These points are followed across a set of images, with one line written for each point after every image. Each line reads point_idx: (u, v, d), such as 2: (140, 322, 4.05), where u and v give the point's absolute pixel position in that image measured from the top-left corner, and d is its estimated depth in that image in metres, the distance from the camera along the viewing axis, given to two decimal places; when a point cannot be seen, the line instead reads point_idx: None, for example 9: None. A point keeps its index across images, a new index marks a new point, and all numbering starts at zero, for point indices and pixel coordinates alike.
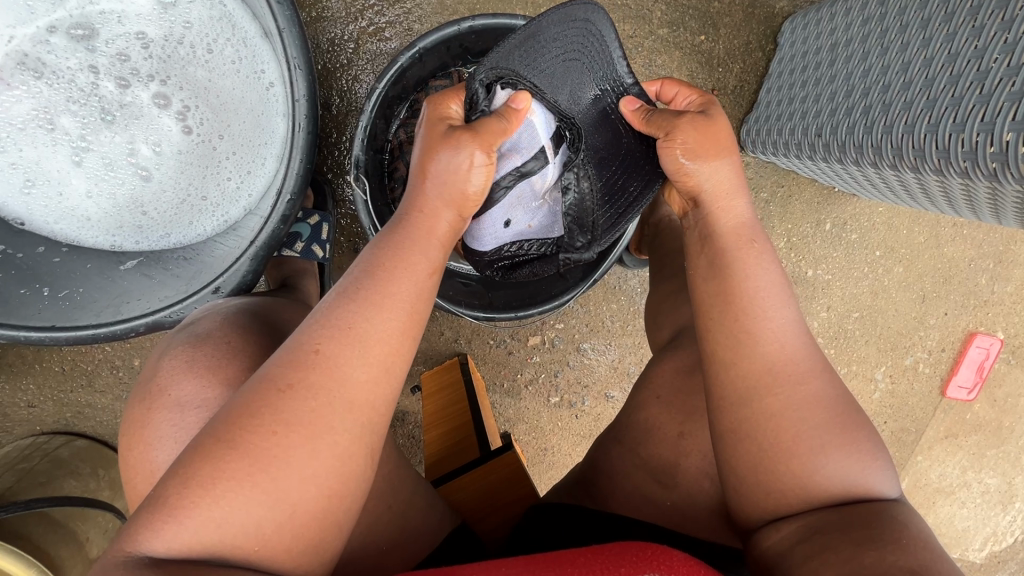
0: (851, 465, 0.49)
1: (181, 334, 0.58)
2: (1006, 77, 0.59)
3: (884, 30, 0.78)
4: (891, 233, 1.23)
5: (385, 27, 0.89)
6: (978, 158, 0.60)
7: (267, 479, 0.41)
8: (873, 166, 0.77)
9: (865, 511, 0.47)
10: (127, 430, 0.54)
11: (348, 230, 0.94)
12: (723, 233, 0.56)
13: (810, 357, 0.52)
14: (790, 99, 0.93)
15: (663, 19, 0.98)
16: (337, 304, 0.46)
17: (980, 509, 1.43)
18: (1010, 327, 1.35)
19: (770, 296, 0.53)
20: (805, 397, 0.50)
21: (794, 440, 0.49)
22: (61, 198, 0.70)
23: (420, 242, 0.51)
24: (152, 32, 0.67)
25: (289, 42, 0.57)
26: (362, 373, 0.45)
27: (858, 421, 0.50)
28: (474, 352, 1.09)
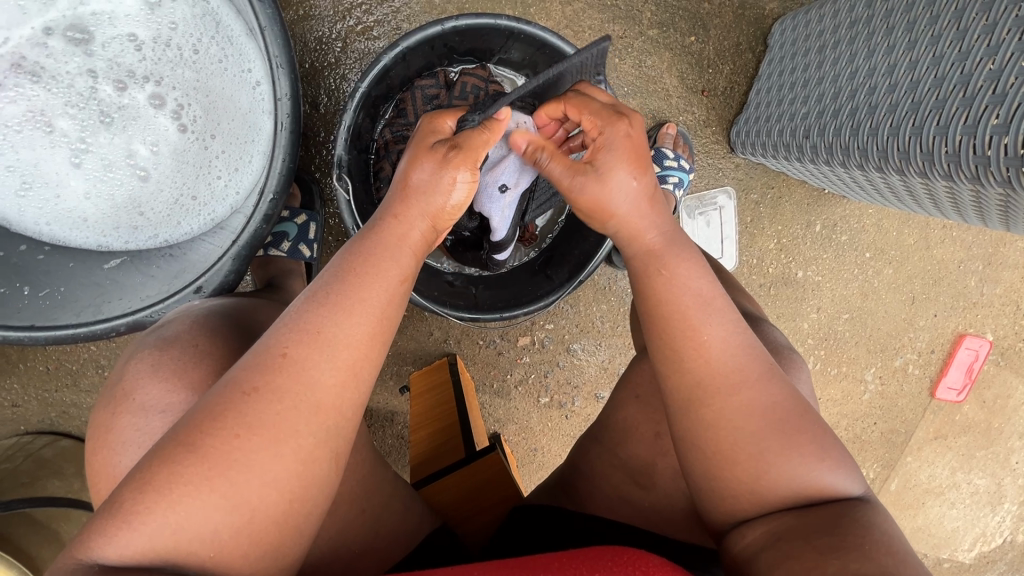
0: (798, 469, 0.48)
1: (149, 337, 0.58)
2: (988, 81, 0.59)
3: (871, 31, 0.78)
4: (881, 235, 1.24)
5: (373, 26, 0.89)
6: (962, 159, 0.61)
7: (223, 483, 0.40)
8: (859, 168, 0.78)
9: (834, 510, 0.47)
10: (93, 432, 0.54)
11: (336, 229, 0.94)
12: (636, 257, 0.55)
13: (744, 365, 0.50)
14: (780, 100, 0.94)
15: (654, 20, 0.98)
16: (304, 308, 0.46)
17: (969, 510, 1.44)
18: (999, 329, 1.35)
19: (703, 307, 0.52)
20: (739, 408, 0.49)
21: (741, 448, 0.48)
22: (57, 200, 0.67)
23: (391, 250, 0.50)
24: (143, 32, 0.64)
25: (271, 40, 0.57)
26: (329, 377, 0.44)
27: (801, 424, 0.49)
28: (463, 353, 1.09)
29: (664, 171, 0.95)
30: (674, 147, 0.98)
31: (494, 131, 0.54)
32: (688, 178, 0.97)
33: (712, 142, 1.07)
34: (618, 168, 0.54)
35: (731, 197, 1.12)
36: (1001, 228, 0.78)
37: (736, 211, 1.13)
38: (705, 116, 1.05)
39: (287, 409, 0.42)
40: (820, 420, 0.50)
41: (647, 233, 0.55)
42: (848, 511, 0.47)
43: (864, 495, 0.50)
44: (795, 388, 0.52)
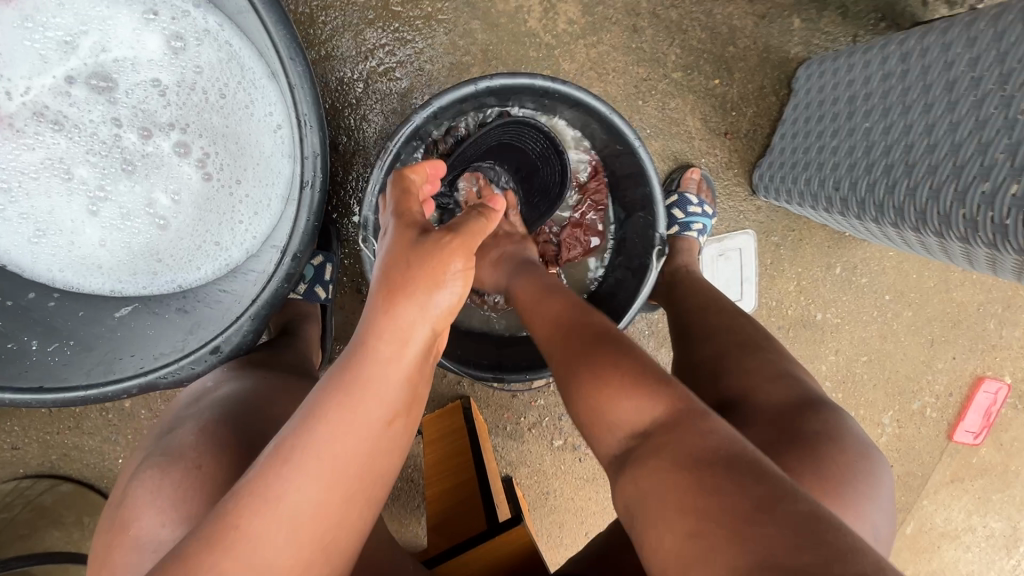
0: (622, 400, 0.51)
1: (157, 446, 0.56)
2: (1007, 153, 0.59)
3: (889, 90, 0.77)
4: (901, 277, 1.22)
5: (395, 67, 0.87)
6: (978, 227, 0.60)
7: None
8: (875, 222, 0.77)
9: (677, 431, 0.47)
10: (92, 561, 0.52)
11: (352, 270, 0.92)
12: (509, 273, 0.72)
13: (560, 324, 0.60)
14: (806, 147, 0.91)
15: (678, 63, 0.97)
16: (269, 466, 0.42)
17: (985, 554, 1.41)
18: (1018, 371, 1.33)
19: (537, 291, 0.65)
20: (563, 361, 0.57)
21: (574, 392, 0.54)
22: (71, 246, 0.68)
23: (375, 385, 0.46)
24: (166, 77, 0.66)
25: (300, 97, 0.55)
26: (285, 552, 0.41)
27: (622, 352, 0.54)
28: (477, 394, 1.06)
29: (687, 218, 0.95)
30: (698, 192, 0.97)
31: (475, 230, 0.55)
32: (711, 224, 0.97)
33: (734, 184, 1.06)
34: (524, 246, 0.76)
35: (751, 239, 1.10)
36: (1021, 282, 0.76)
37: (756, 252, 1.11)
38: (728, 158, 1.03)
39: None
40: (638, 354, 0.54)
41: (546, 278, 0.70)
42: (681, 431, 0.47)
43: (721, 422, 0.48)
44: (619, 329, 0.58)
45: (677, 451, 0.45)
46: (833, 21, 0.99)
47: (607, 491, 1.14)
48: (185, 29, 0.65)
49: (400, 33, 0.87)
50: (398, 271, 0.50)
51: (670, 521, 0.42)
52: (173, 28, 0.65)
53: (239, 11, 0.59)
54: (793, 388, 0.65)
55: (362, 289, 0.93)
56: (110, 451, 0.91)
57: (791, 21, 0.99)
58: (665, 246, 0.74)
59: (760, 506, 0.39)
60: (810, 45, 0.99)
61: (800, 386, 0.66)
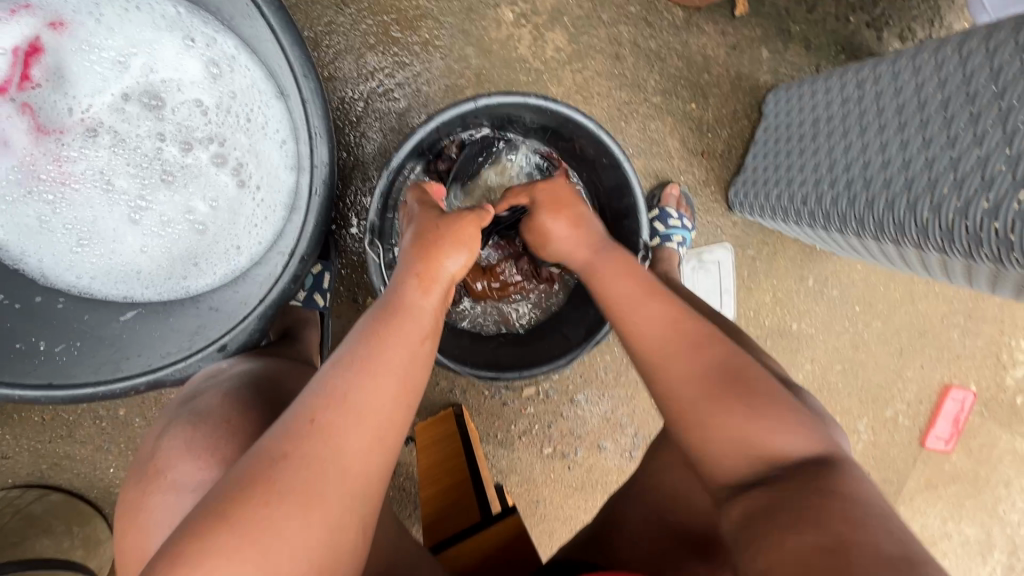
0: (749, 427, 0.54)
1: (183, 410, 0.60)
2: (947, 168, 0.66)
3: (846, 115, 0.86)
4: (869, 289, 1.29)
5: (394, 88, 0.93)
6: (927, 233, 0.67)
7: (254, 551, 0.40)
8: (841, 232, 0.84)
9: (804, 474, 0.51)
10: (121, 512, 0.54)
11: (349, 280, 0.96)
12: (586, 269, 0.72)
13: (679, 338, 0.62)
14: (777, 166, 0.99)
15: (657, 88, 1.04)
16: (331, 374, 0.49)
17: (961, 560, 1.45)
18: (982, 380, 1.40)
19: (645, 300, 0.65)
20: (682, 373, 0.59)
21: (694, 414, 0.57)
22: (114, 251, 0.73)
23: (412, 312, 0.55)
24: (208, 99, 0.71)
25: (313, 112, 0.60)
26: (354, 444, 0.47)
27: (750, 385, 0.57)
28: (468, 403, 1.09)
29: (668, 231, 1.00)
30: (677, 207, 1.04)
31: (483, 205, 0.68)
32: (690, 237, 1.03)
33: (711, 201, 1.12)
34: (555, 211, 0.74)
35: (730, 252, 1.16)
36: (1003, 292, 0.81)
37: (734, 265, 1.17)
38: (705, 176, 1.10)
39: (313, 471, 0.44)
40: (779, 391, 0.57)
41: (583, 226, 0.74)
42: (817, 471, 0.51)
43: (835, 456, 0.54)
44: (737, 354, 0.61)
45: (822, 492, 0.48)
46: (797, 52, 1.08)
47: (595, 500, 1.16)
48: (220, 55, 0.70)
49: (399, 58, 0.93)
50: (430, 231, 0.62)
51: (800, 535, 0.45)
52: (209, 53, 0.70)
53: (253, 31, 0.63)
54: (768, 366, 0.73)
55: (358, 299, 0.96)
56: (102, 460, 0.92)
57: (760, 51, 1.07)
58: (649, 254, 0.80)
59: (901, 554, 0.42)
60: (777, 73, 1.08)
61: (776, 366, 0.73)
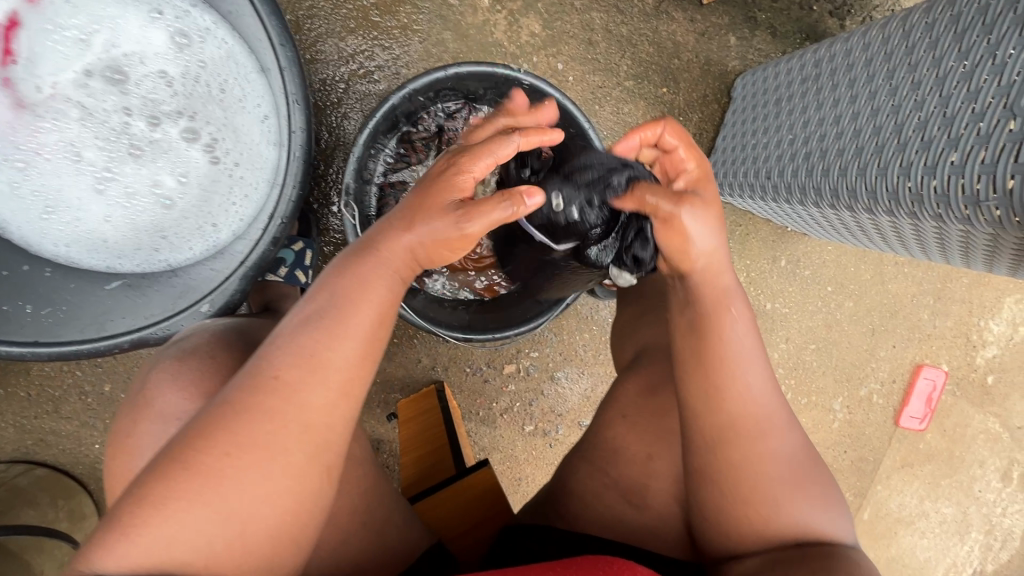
0: (804, 512, 0.58)
1: (169, 349, 0.63)
2: (893, 134, 0.71)
3: (805, 92, 0.91)
4: (840, 270, 1.33)
5: (374, 70, 0.97)
6: (877, 196, 0.72)
7: (215, 496, 0.46)
8: (802, 203, 0.87)
9: (829, 547, 0.57)
10: (113, 440, 0.58)
11: (331, 257, 0.98)
12: (706, 296, 0.60)
13: (767, 412, 0.59)
14: (744, 145, 1.03)
15: (630, 72, 1.08)
16: (298, 332, 0.51)
17: (939, 538, 1.48)
18: (953, 359, 1.44)
19: (750, 357, 0.59)
20: (763, 451, 0.59)
21: (766, 491, 0.58)
22: (78, 222, 0.73)
23: (385, 277, 0.55)
24: (173, 69, 0.73)
25: (289, 79, 0.63)
26: (318, 399, 0.50)
27: (810, 473, 0.60)
28: (449, 381, 1.12)
29: None
30: None
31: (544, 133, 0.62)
32: None
33: None
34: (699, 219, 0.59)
35: None
36: (974, 267, 0.83)
37: None
38: None
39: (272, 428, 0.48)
40: (822, 474, 0.61)
41: (693, 246, 0.59)
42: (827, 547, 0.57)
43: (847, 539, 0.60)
44: (803, 440, 0.62)
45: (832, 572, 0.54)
46: (764, 39, 1.13)
47: None
48: (191, 27, 0.72)
49: (378, 41, 0.96)
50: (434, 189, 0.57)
51: None
52: (178, 24, 0.72)
53: (238, 9, 0.68)
54: None
55: None
56: (87, 436, 0.93)
57: (728, 38, 1.12)
58: None
59: None
60: (745, 59, 1.12)
61: None
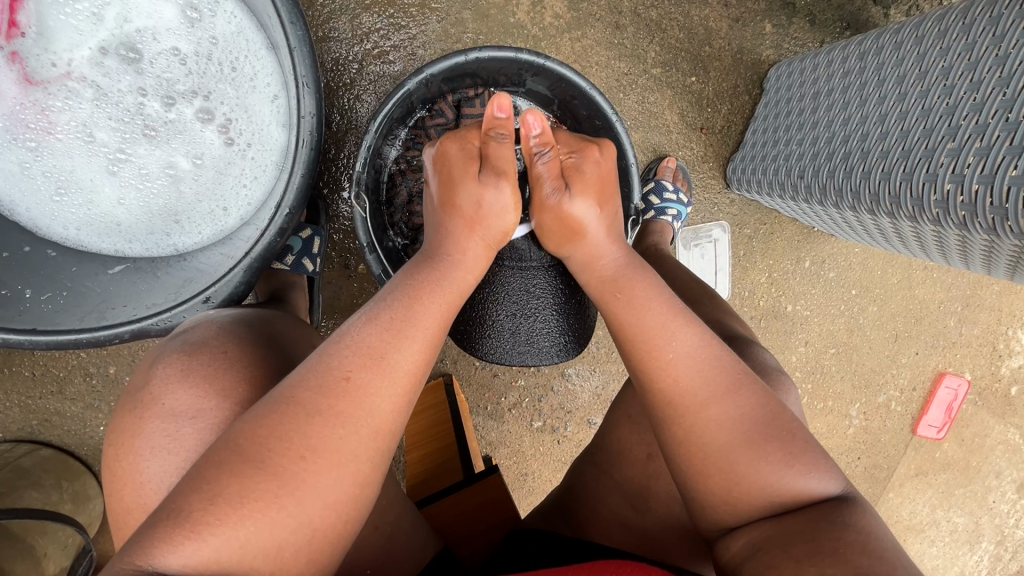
0: (770, 476, 0.52)
1: (175, 340, 0.60)
2: (946, 136, 0.65)
3: (848, 86, 0.85)
4: (866, 272, 1.28)
5: (390, 50, 0.92)
6: (924, 203, 0.66)
7: (293, 501, 0.43)
8: (836, 206, 0.83)
9: (814, 513, 0.50)
10: (115, 438, 0.55)
11: (340, 245, 0.95)
12: (592, 283, 0.67)
13: (710, 378, 0.54)
14: (775, 141, 0.97)
15: (657, 59, 1.03)
16: (366, 330, 0.50)
17: (947, 548, 1.45)
18: (977, 369, 1.38)
19: (666, 329, 0.57)
20: (707, 424, 0.53)
21: (719, 464, 0.53)
22: (89, 206, 0.73)
23: (452, 276, 0.60)
24: (185, 46, 0.70)
25: (298, 60, 0.59)
26: (385, 405, 0.48)
27: (773, 433, 0.53)
28: (459, 374, 1.09)
29: (663, 204, 0.99)
30: (673, 180, 1.02)
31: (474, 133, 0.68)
32: (686, 211, 1.01)
33: (708, 177, 1.12)
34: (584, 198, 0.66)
35: (726, 231, 1.16)
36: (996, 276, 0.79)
37: (730, 244, 1.17)
38: (703, 152, 1.09)
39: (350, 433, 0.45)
40: (794, 429, 0.54)
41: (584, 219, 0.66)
42: (822, 515, 0.50)
43: (845, 493, 0.53)
44: (765, 395, 0.55)
45: (807, 546, 0.47)
46: (801, 28, 1.06)
47: None
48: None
49: (395, 19, 0.92)
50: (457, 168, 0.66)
51: None
52: None
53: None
54: (719, 329, 0.75)
55: (349, 264, 0.96)
56: (92, 418, 0.92)
57: (763, 25, 1.05)
58: (640, 218, 0.82)
59: None
60: (780, 49, 1.06)
61: (728, 329, 0.75)
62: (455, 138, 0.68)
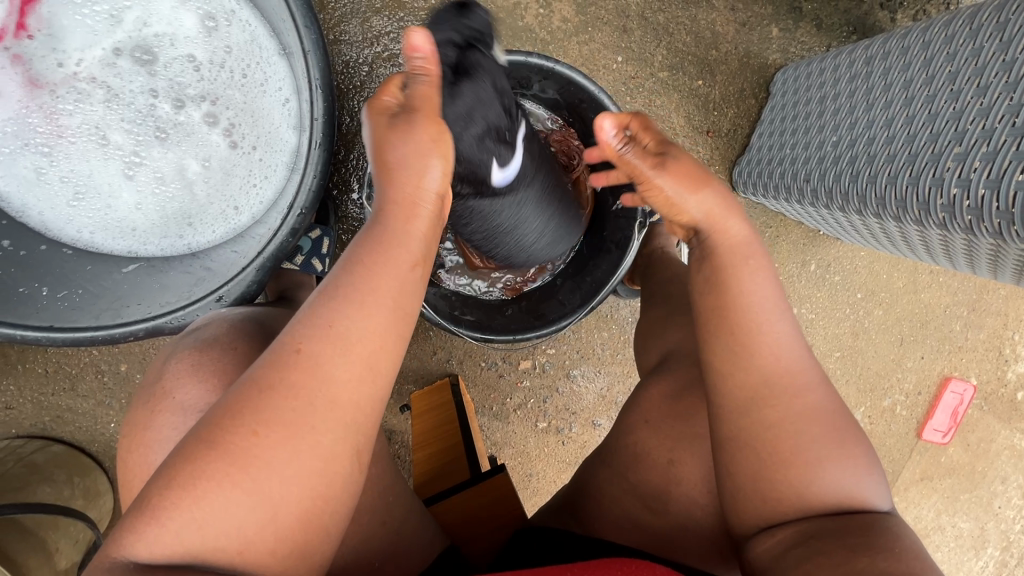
0: (842, 475, 0.52)
1: (187, 338, 0.61)
2: (952, 141, 0.66)
3: (853, 91, 0.85)
4: (871, 276, 1.28)
5: (400, 53, 0.93)
6: (930, 207, 0.67)
7: (245, 479, 0.43)
8: (841, 210, 0.84)
9: (866, 517, 0.52)
10: (128, 430, 0.56)
11: (349, 245, 0.96)
12: (722, 251, 0.58)
13: (803, 373, 0.55)
14: (781, 144, 0.98)
15: (664, 63, 1.03)
16: (315, 304, 0.48)
17: (953, 553, 1.44)
18: (983, 373, 1.38)
19: (774, 314, 0.56)
20: (801, 412, 0.53)
21: (800, 454, 0.53)
22: (108, 209, 0.75)
23: (398, 233, 0.51)
24: (201, 54, 0.72)
25: (312, 63, 0.60)
26: (342, 373, 0.46)
27: (847, 435, 0.54)
28: (464, 374, 1.10)
29: None
30: None
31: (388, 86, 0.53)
32: None
33: (714, 180, 1.12)
34: (690, 187, 0.59)
35: None
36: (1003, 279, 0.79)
37: None
38: (709, 155, 1.10)
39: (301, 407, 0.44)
40: (863, 437, 0.55)
41: (682, 207, 0.59)
42: (878, 518, 0.51)
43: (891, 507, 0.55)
44: (841, 400, 0.56)
45: (862, 540, 0.48)
46: (808, 32, 1.07)
47: None
48: (217, 10, 0.71)
49: (404, 23, 0.93)
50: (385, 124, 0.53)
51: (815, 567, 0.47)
52: (206, 8, 0.71)
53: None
54: None
55: None
56: (104, 415, 0.93)
57: (770, 29, 1.06)
58: (647, 221, 0.82)
59: None
60: (787, 53, 1.07)
61: None
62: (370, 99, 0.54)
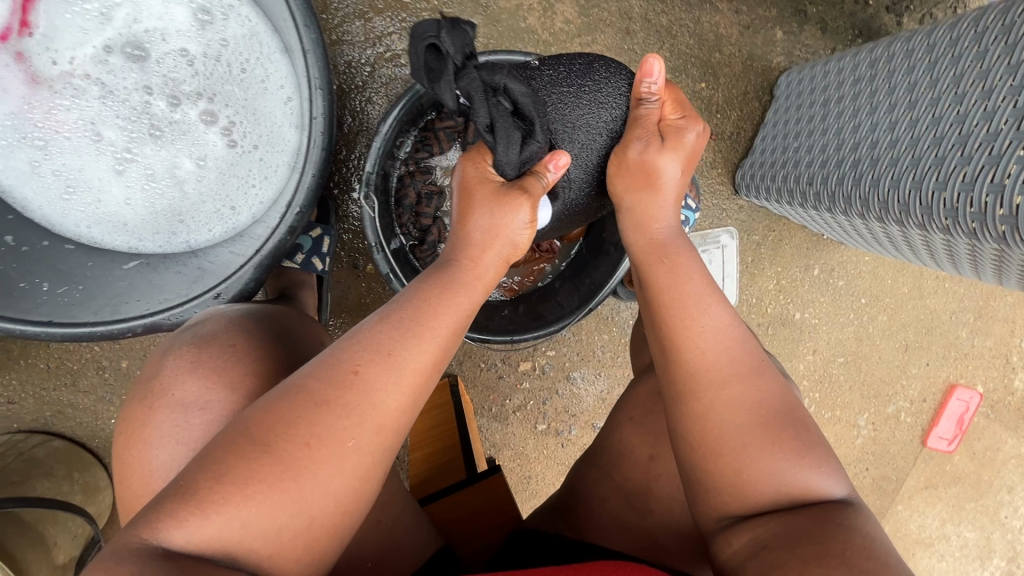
0: (784, 468, 0.52)
1: (185, 332, 0.61)
2: (956, 145, 0.65)
3: (857, 93, 0.84)
4: (876, 281, 1.27)
5: (401, 54, 0.94)
6: (934, 214, 0.66)
7: (293, 486, 0.43)
8: (845, 214, 0.83)
9: (814, 510, 0.50)
10: (124, 426, 0.57)
11: (349, 245, 0.96)
12: (641, 245, 0.63)
13: (732, 361, 0.55)
14: (785, 147, 0.97)
15: (667, 65, 1.03)
16: (378, 329, 0.49)
17: (958, 563, 1.42)
18: (989, 381, 1.36)
19: (695, 302, 0.58)
20: (725, 402, 0.54)
21: (733, 442, 0.53)
22: (98, 204, 0.74)
23: (466, 285, 0.56)
24: (193, 48, 0.72)
25: (312, 63, 0.60)
26: (393, 400, 0.48)
27: (786, 423, 0.54)
28: (464, 375, 1.10)
29: None
30: None
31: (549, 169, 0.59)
32: (694, 217, 1.01)
33: (717, 183, 1.12)
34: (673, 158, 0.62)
35: (733, 237, 1.13)
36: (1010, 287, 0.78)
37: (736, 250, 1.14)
38: (712, 158, 1.09)
39: (353, 425, 0.45)
40: (807, 426, 0.55)
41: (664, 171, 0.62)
42: (828, 513, 0.49)
43: (848, 498, 0.52)
44: (780, 388, 0.56)
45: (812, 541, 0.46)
46: (812, 35, 1.06)
47: None
48: (213, 4, 0.72)
49: (406, 23, 0.93)
50: (474, 188, 0.60)
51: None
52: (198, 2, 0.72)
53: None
54: None
55: (358, 264, 0.97)
56: (104, 411, 0.94)
57: (774, 32, 1.06)
58: None
59: None
60: (791, 56, 1.06)
61: None
62: (468, 158, 0.62)
